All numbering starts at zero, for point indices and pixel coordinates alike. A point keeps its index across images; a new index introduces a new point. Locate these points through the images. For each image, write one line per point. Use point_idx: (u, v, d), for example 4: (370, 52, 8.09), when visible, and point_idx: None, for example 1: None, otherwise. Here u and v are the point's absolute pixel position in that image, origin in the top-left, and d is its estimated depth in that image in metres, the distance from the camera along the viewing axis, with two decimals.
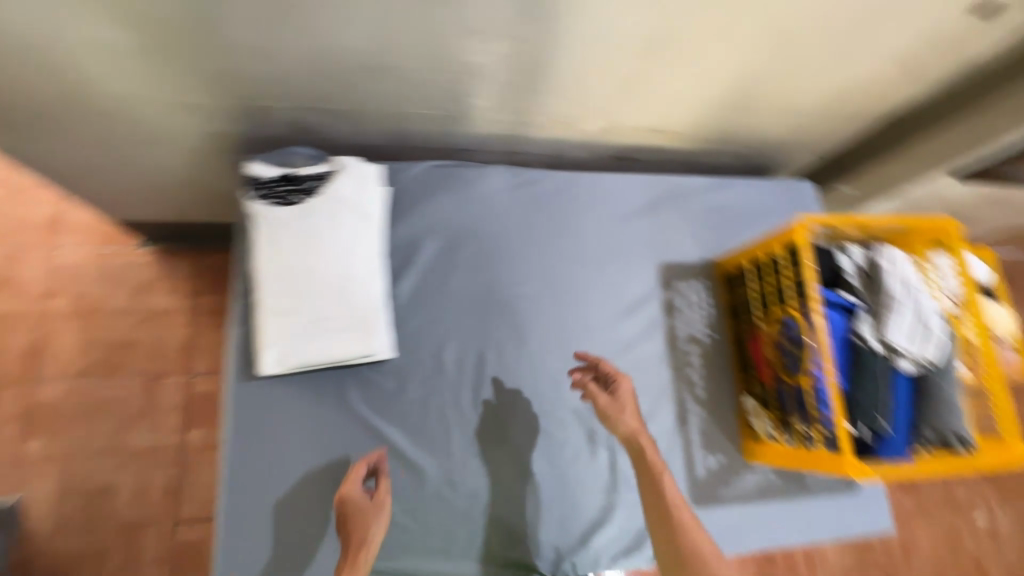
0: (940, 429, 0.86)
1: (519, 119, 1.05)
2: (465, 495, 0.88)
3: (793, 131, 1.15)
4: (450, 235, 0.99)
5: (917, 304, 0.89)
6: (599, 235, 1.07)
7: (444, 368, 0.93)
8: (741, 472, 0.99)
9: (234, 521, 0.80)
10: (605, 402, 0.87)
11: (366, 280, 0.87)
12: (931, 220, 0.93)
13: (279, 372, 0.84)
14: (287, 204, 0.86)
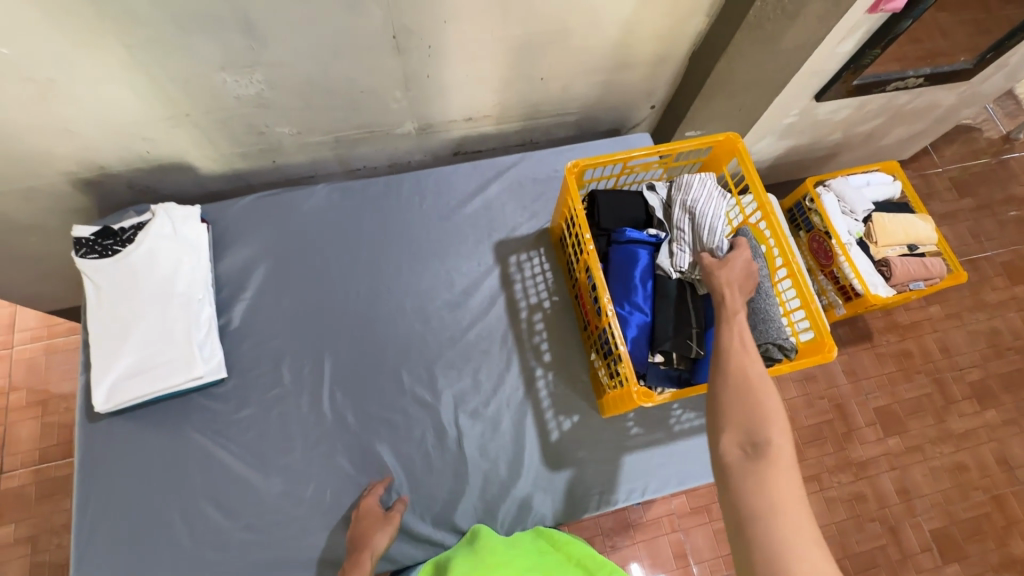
0: (756, 341, 0.83)
1: (335, 139, 1.12)
2: (316, 495, 0.91)
3: (610, 89, 1.17)
4: (279, 255, 1.05)
5: (704, 224, 0.89)
6: (430, 227, 1.11)
7: (284, 379, 0.97)
8: (601, 429, 0.98)
9: (86, 554, 0.85)
10: (714, 262, 0.82)
11: (187, 310, 0.94)
12: (713, 138, 0.91)
13: (116, 408, 0.90)
14: (107, 255, 0.95)
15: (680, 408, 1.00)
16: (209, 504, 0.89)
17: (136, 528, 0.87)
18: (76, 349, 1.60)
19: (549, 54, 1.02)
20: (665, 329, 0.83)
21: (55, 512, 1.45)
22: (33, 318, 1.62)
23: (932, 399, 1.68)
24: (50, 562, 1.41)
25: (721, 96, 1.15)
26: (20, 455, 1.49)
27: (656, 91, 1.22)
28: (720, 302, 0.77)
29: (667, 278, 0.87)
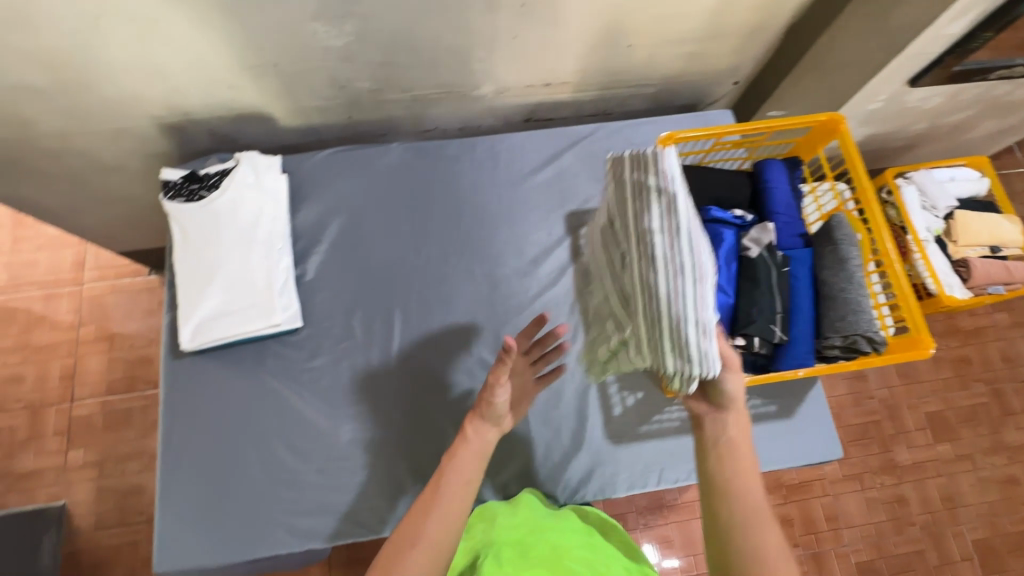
0: (844, 332, 0.81)
1: (411, 97, 1.11)
2: (383, 446, 0.94)
3: (697, 61, 1.12)
4: (353, 211, 1.06)
5: (665, 282, 0.67)
6: (502, 193, 1.10)
7: (355, 333, 0.99)
8: (664, 408, 0.98)
9: (170, 482, 0.90)
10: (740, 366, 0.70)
11: (268, 259, 0.96)
12: (817, 118, 0.87)
13: (200, 347, 0.94)
14: (194, 200, 0.97)
15: (747, 393, 0.99)
16: (282, 446, 0.93)
17: (215, 462, 0.91)
18: (140, 290, 1.66)
19: (643, 19, 0.97)
20: (751, 313, 0.81)
21: (119, 442, 1.54)
22: (101, 258, 1.69)
23: (988, 409, 1.62)
24: (113, 487, 1.50)
25: (816, 74, 1.09)
26: (88, 386, 1.58)
27: (744, 63, 1.16)
28: (729, 395, 0.68)
29: (756, 260, 0.84)
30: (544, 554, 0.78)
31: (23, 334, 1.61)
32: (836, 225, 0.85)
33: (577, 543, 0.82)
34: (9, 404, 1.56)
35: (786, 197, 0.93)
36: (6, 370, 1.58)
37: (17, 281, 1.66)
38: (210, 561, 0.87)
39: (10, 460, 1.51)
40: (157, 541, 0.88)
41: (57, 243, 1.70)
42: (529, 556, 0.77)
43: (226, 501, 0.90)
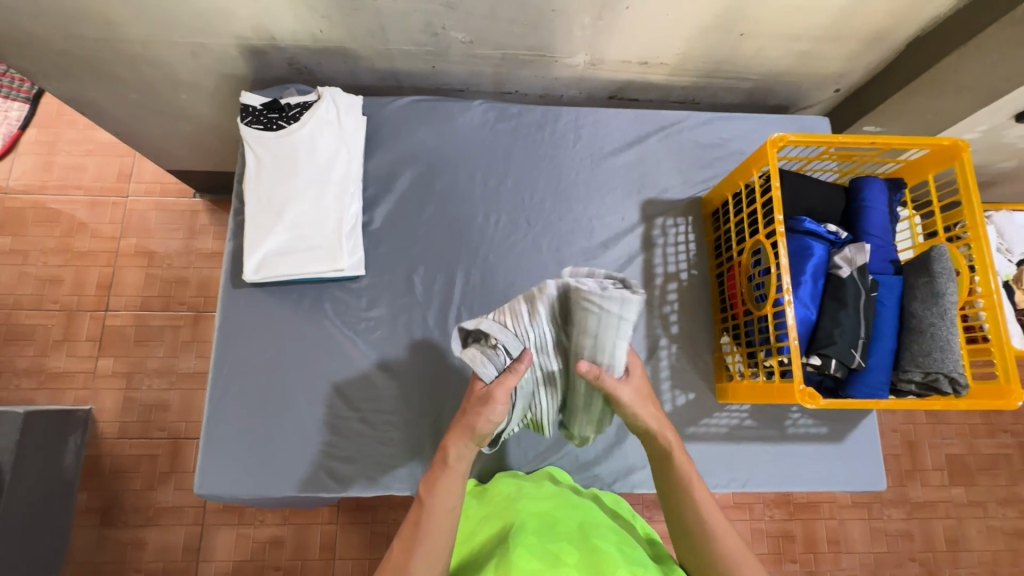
0: (925, 368, 0.79)
1: (502, 56, 1.06)
2: (425, 406, 0.93)
3: (805, 61, 1.06)
4: (427, 165, 1.04)
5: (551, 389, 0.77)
6: (579, 169, 1.06)
7: (416, 291, 0.98)
8: (714, 413, 0.96)
9: (218, 409, 0.90)
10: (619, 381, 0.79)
11: (339, 202, 0.94)
12: (938, 141, 0.82)
13: (261, 281, 0.93)
14: (273, 130, 0.95)
15: (800, 411, 0.98)
16: (331, 390, 0.93)
17: (264, 397, 0.92)
18: (184, 211, 1.65)
19: (765, 8, 0.92)
20: (835, 334, 0.78)
21: (148, 357, 1.55)
22: (148, 173, 1.68)
23: (1010, 461, 1.54)
24: (139, 400, 1.52)
25: (931, 95, 1.03)
26: (124, 298, 1.59)
27: (854, 69, 1.09)
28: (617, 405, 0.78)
29: (846, 280, 0.80)
30: (572, 526, 0.74)
31: (66, 238, 1.62)
32: (936, 257, 0.81)
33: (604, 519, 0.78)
34: (47, 304, 1.57)
35: (883, 220, 0.88)
36: (48, 269, 1.59)
37: (65, 183, 1.65)
38: (249, 491, 0.88)
39: (43, 358, 1.54)
40: (199, 460, 0.89)
41: (107, 151, 1.69)
42: (559, 525, 0.74)
43: (271, 437, 0.90)
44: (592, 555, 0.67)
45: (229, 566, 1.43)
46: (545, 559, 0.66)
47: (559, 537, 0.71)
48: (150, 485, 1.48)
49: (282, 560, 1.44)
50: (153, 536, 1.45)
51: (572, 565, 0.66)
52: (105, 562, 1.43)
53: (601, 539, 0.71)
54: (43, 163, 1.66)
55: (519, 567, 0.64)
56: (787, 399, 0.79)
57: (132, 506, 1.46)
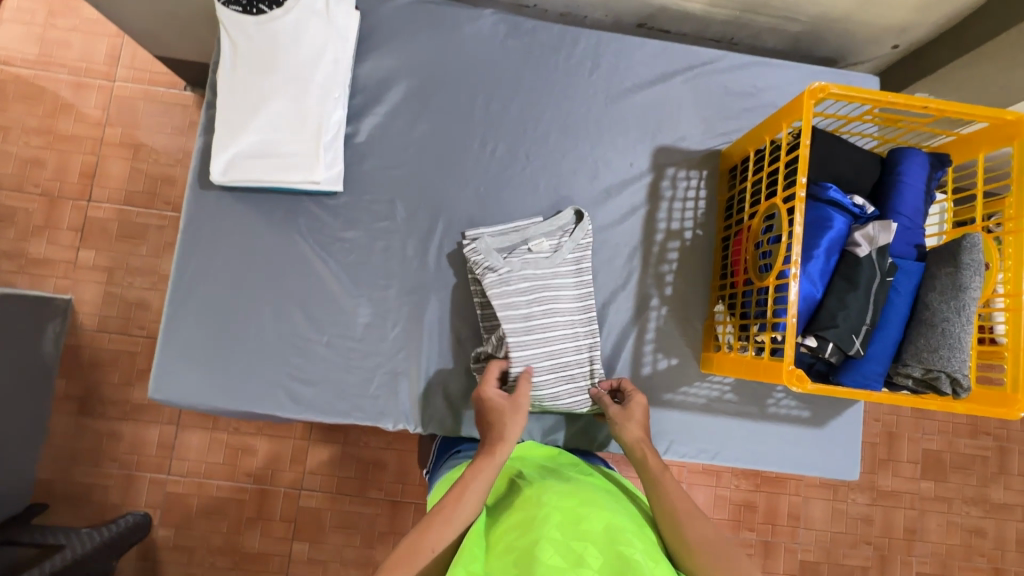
0: (927, 365, 0.73)
1: None
2: (396, 338, 0.89)
3: (867, 6, 0.92)
4: (424, 78, 0.93)
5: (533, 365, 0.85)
6: (591, 106, 0.96)
7: (398, 216, 0.91)
8: (695, 381, 0.92)
9: (179, 314, 0.86)
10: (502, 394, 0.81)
11: (321, 106, 0.85)
12: (1000, 114, 0.71)
13: (230, 184, 0.85)
14: (250, 13, 0.84)
15: (784, 391, 0.93)
16: (298, 309, 0.88)
17: (227, 308, 0.87)
18: (174, 105, 1.55)
19: None
20: (838, 316, 0.72)
21: (131, 255, 1.51)
22: (139, 58, 1.56)
23: (986, 464, 1.52)
24: (120, 297, 1.50)
25: (1001, 63, 0.90)
26: (108, 190, 1.52)
27: (923, 22, 0.95)
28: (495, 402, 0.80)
29: (862, 260, 0.73)
30: (598, 525, 0.64)
31: (48, 118, 1.52)
32: (967, 246, 0.72)
33: (632, 524, 0.68)
34: (27, 186, 1.51)
35: (917, 199, 0.79)
36: (29, 148, 1.51)
37: (48, 59, 1.54)
38: (206, 401, 0.85)
39: (24, 243, 1.49)
40: (155, 361, 0.85)
41: (96, 28, 1.56)
42: (583, 524, 0.64)
43: (230, 350, 0.86)
44: (616, 562, 0.59)
45: (201, 467, 1.47)
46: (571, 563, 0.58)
47: (583, 535, 0.63)
48: (128, 381, 1.48)
49: (252, 467, 1.47)
50: (128, 430, 1.47)
51: (595, 569, 0.58)
52: (82, 449, 1.46)
53: (628, 546, 0.62)
54: (26, 33, 1.54)
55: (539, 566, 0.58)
56: (771, 378, 0.73)
57: (110, 399, 1.48)
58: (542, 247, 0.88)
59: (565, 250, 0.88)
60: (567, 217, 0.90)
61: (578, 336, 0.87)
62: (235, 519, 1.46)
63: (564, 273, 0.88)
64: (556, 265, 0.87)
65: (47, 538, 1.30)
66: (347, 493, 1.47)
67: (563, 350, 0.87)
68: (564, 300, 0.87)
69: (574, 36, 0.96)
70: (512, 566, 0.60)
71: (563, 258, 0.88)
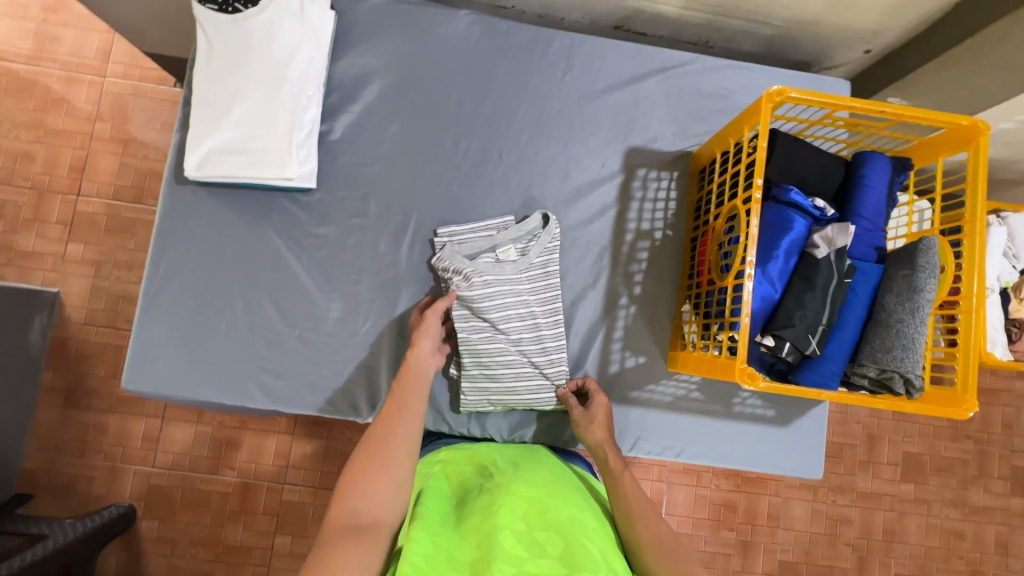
0: (881, 365, 0.74)
1: None
2: (367, 332, 0.90)
3: (835, 10, 0.94)
4: (399, 77, 0.94)
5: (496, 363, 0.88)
6: (564, 107, 0.97)
7: (370, 212, 0.92)
8: (662, 379, 0.93)
9: (152, 307, 0.87)
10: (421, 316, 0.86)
11: (294, 103, 0.86)
12: (955, 120, 0.72)
13: (205, 179, 0.87)
14: (226, 12, 0.86)
15: (750, 391, 0.94)
16: (270, 303, 0.89)
17: (200, 300, 0.89)
18: (163, 101, 1.56)
19: None
20: (794, 316, 0.73)
21: (118, 249, 1.52)
22: (130, 53, 1.57)
23: (966, 466, 1.53)
24: (107, 290, 1.51)
25: (968, 68, 0.91)
26: (97, 185, 1.53)
27: (893, 26, 0.96)
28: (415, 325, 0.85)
29: (820, 261, 0.74)
30: (563, 517, 0.66)
31: (38, 113, 1.54)
32: (923, 249, 0.74)
33: (596, 519, 0.69)
34: (17, 180, 1.52)
35: (878, 201, 0.80)
36: (19, 142, 1.53)
37: (39, 54, 1.55)
38: (178, 391, 0.87)
39: (13, 236, 1.51)
40: (130, 350, 0.87)
41: (88, 23, 1.58)
42: (548, 515, 0.66)
43: (202, 342, 0.88)
44: (575, 551, 0.60)
45: (186, 459, 1.48)
46: (530, 553, 0.60)
47: (547, 527, 0.64)
48: (114, 374, 1.50)
49: (236, 460, 1.49)
50: (113, 422, 1.49)
51: (554, 558, 0.60)
52: (67, 441, 1.47)
53: (588, 539, 0.63)
54: (19, 28, 1.55)
55: (500, 552, 0.60)
56: (727, 376, 0.74)
57: (96, 391, 1.49)
58: (509, 253, 0.90)
59: (533, 253, 0.90)
60: (535, 220, 0.91)
61: (547, 338, 0.89)
62: (219, 511, 1.48)
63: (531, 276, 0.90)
64: (523, 269, 0.90)
65: (31, 527, 1.30)
66: (331, 488, 1.49)
67: (534, 351, 0.89)
68: (534, 303, 0.89)
69: (548, 38, 0.97)
70: (475, 547, 0.61)
71: (531, 263, 0.90)
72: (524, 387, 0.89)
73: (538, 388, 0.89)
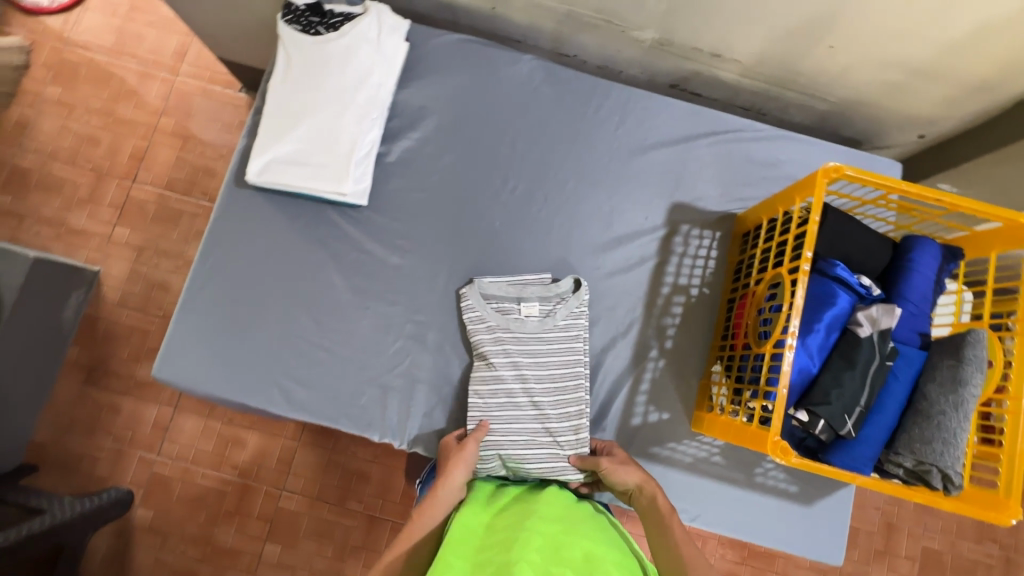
0: (919, 457, 0.72)
1: (567, 12, 0.97)
2: (395, 353, 0.91)
3: (893, 94, 0.95)
4: (458, 111, 0.98)
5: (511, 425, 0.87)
6: (614, 158, 0.99)
7: (415, 236, 0.94)
8: (684, 439, 0.91)
9: (194, 300, 0.90)
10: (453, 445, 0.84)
11: (358, 124, 0.90)
12: (1013, 217, 0.72)
13: (262, 185, 0.90)
14: (308, 34, 0.91)
15: (774, 463, 0.92)
16: (305, 312, 0.91)
17: (238, 297, 0.91)
18: (226, 103, 1.65)
19: (860, 20, 0.82)
20: (830, 394, 0.71)
21: (162, 237, 1.58)
22: (203, 58, 1.67)
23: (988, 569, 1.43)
24: (144, 275, 1.56)
25: None
26: (152, 174, 1.60)
27: (952, 115, 0.96)
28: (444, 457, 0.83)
29: (861, 341, 0.73)
30: (579, 556, 0.64)
31: (110, 102, 1.63)
32: (970, 342, 0.72)
33: (614, 557, 0.68)
34: (80, 161, 1.60)
35: (924, 288, 0.79)
36: (89, 127, 1.62)
37: (121, 49, 1.65)
38: (204, 385, 0.88)
39: (66, 213, 1.58)
40: (167, 338, 0.89)
41: (170, 26, 1.68)
42: (562, 550, 0.64)
43: (235, 341, 0.89)
44: None
45: (190, 452, 1.49)
46: None
47: (563, 561, 0.62)
48: (137, 358, 1.53)
49: (240, 460, 1.49)
50: (127, 405, 1.51)
51: None
52: (80, 418, 1.49)
53: None
54: (106, 24, 1.66)
55: None
56: (756, 446, 0.73)
57: (117, 372, 1.52)
58: (533, 311, 0.90)
59: (557, 315, 0.90)
60: (566, 284, 0.91)
61: (564, 403, 0.87)
62: (216, 510, 1.46)
63: (553, 339, 0.89)
64: (545, 328, 0.90)
65: (30, 500, 1.31)
66: (327, 501, 1.47)
67: (551, 417, 0.87)
68: (552, 367, 0.89)
69: (607, 89, 1.01)
70: None
71: (555, 325, 0.90)
72: (538, 455, 0.86)
73: (552, 457, 0.86)
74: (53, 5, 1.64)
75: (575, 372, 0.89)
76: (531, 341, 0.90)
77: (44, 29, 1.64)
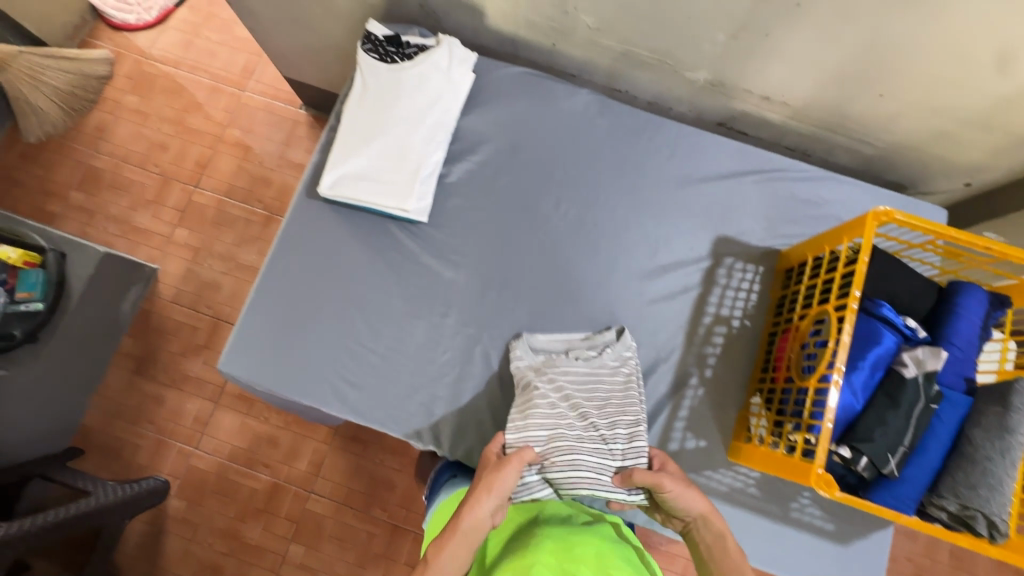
0: (963, 501, 0.72)
1: (624, 51, 1.03)
2: (442, 363, 0.95)
3: (940, 142, 0.98)
4: (516, 138, 1.04)
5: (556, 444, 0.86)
6: (662, 189, 1.03)
7: (467, 253, 0.99)
8: (720, 468, 0.93)
9: (260, 301, 0.96)
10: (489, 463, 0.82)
11: (425, 146, 0.97)
12: None
13: (332, 197, 0.97)
14: (384, 61, 0.99)
15: (809, 498, 0.92)
16: (361, 318, 0.96)
17: (300, 300, 0.97)
18: (287, 119, 1.76)
19: (914, 70, 0.86)
20: (874, 431, 0.73)
21: (218, 240, 1.67)
22: (270, 76, 1.79)
23: None
24: (198, 275, 1.64)
25: None
26: (214, 181, 1.71)
27: (998, 166, 0.98)
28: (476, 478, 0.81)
29: (907, 380, 0.74)
30: (589, 552, 0.76)
31: (181, 112, 1.75)
32: (1018, 389, 0.73)
33: (616, 549, 0.80)
34: (149, 166, 1.71)
35: (972, 333, 0.80)
36: (160, 134, 1.73)
37: (195, 66, 1.78)
38: (262, 381, 0.93)
39: (132, 212, 1.68)
40: (233, 334, 0.95)
41: (241, 46, 1.81)
42: (574, 549, 0.76)
43: (294, 342, 0.95)
44: None
45: (227, 447, 1.54)
46: None
47: (575, 559, 0.74)
48: (184, 352, 1.60)
49: (273, 458, 1.53)
50: (171, 397, 1.57)
51: None
52: (126, 406, 1.56)
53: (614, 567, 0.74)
54: (184, 42, 1.80)
55: None
56: (799, 477, 0.74)
57: (164, 365, 1.59)
58: (582, 353, 0.93)
59: (605, 357, 0.92)
60: (610, 333, 0.94)
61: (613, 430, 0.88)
62: (246, 505, 1.51)
63: (602, 380, 0.92)
64: (595, 369, 0.92)
65: (75, 481, 1.34)
66: (352, 505, 1.50)
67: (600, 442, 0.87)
68: (602, 402, 0.90)
69: (658, 124, 1.06)
70: None
71: (604, 365, 0.92)
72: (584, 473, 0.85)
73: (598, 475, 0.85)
74: (137, 23, 1.77)
75: (628, 405, 0.89)
76: (581, 381, 0.92)
77: (127, 43, 1.78)
